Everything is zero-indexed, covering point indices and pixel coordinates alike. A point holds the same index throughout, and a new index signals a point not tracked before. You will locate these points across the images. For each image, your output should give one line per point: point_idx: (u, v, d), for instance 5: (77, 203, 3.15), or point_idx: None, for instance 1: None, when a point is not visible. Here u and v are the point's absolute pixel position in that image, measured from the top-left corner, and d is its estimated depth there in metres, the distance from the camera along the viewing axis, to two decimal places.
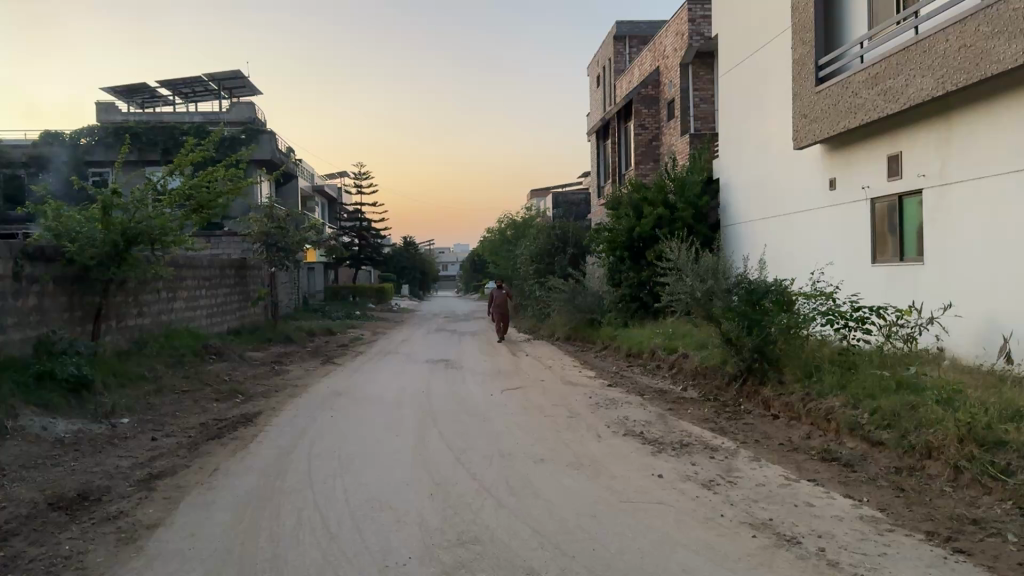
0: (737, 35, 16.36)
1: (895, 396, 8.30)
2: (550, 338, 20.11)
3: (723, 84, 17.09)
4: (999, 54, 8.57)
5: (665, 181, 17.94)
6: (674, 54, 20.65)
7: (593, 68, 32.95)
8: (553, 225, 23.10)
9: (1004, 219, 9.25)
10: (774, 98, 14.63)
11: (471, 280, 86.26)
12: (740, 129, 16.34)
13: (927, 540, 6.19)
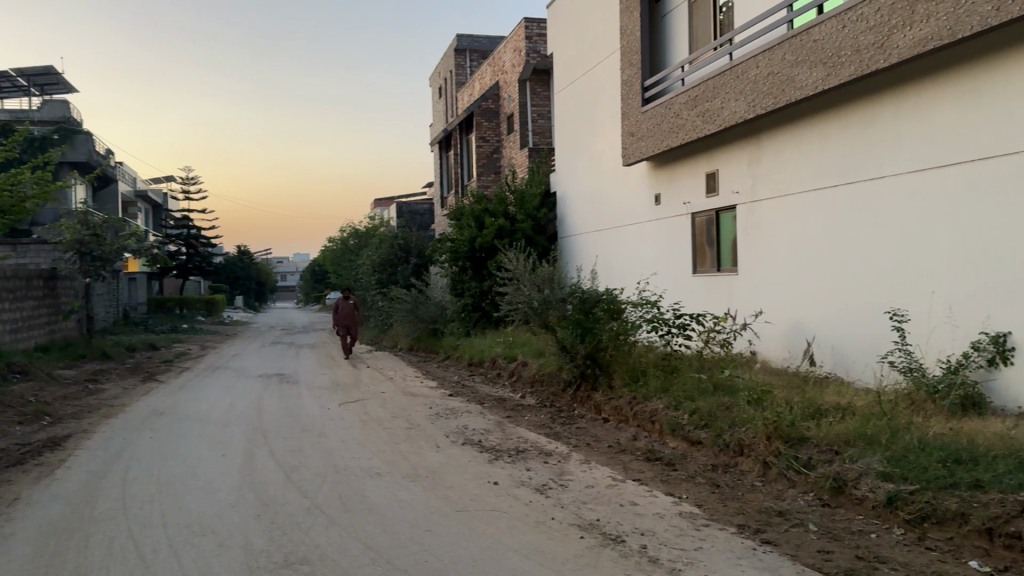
0: (569, 53, 17.02)
1: (711, 398, 8.88)
2: (391, 349, 19.73)
3: (558, 101, 17.71)
4: (802, 81, 9.48)
5: (505, 193, 18.39)
6: (512, 70, 21.20)
7: (434, 80, 33.20)
8: (394, 234, 23.08)
9: (809, 232, 10.31)
10: (605, 114, 15.27)
11: (310, 291, 83.97)
12: (574, 143, 16.99)
13: (739, 532, 6.63)
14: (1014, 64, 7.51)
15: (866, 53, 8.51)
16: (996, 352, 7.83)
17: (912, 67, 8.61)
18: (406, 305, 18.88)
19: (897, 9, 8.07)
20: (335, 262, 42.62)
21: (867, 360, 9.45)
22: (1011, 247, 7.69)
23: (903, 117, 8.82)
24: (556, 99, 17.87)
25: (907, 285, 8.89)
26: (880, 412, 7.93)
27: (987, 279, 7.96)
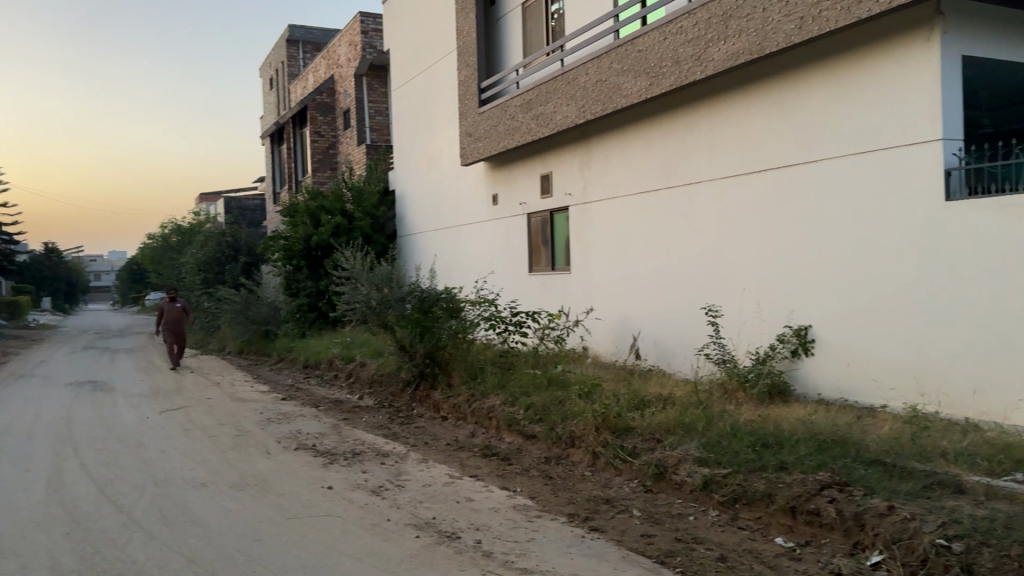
0: (405, 50, 16.93)
1: (545, 393, 9.16)
2: (220, 353, 18.65)
3: (395, 97, 17.57)
4: (628, 89, 9.96)
5: (341, 190, 18.02)
6: (348, 64, 20.86)
7: (265, 70, 31.93)
8: (222, 231, 21.97)
9: (634, 234, 10.89)
10: (443, 113, 15.35)
11: (128, 290, 78.28)
12: (412, 142, 16.93)
13: (569, 522, 6.88)
14: (816, 80, 8.42)
15: (685, 64, 9.08)
16: (798, 344, 8.72)
17: (726, 79, 9.37)
18: (234, 306, 17.74)
19: (713, 23, 8.69)
20: (157, 260, 39.97)
21: (686, 353, 10.12)
22: (810, 245, 8.60)
23: (717, 125, 9.57)
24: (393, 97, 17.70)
25: (722, 284, 9.61)
26: (697, 402, 8.49)
27: (789, 276, 8.83)
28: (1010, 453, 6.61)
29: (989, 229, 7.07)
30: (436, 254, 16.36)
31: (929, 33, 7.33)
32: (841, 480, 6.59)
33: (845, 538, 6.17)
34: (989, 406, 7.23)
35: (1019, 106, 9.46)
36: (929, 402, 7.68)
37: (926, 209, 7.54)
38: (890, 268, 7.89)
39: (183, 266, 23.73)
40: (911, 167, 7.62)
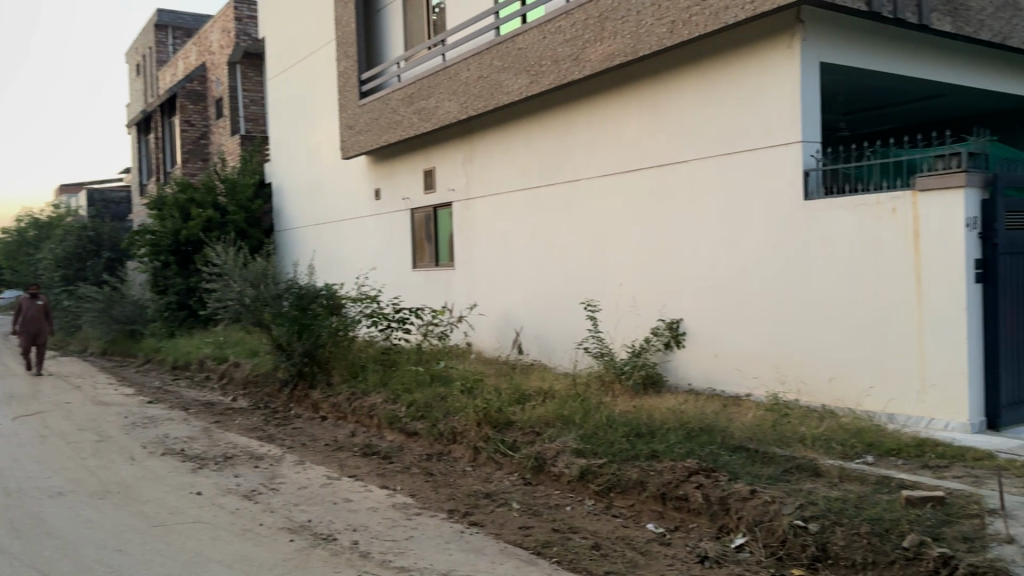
0: (283, 39, 16.47)
1: (428, 389, 9.14)
2: (81, 354, 17.65)
3: (272, 87, 17.05)
4: (509, 86, 10.03)
5: (213, 181, 17.27)
6: (221, 52, 20.10)
7: (131, 56, 30.28)
8: (84, 225, 20.83)
9: (515, 230, 11.02)
10: (322, 105, 15.03)
11: None
12: (291, 134, 16.41)
13: (448, 518, 6.86)
14: (687, 81, 8.73)
15: (564, 64, 9.22)
16: (670, 337, 9.04)
17: (603, 78, 9.58)
18: (96, 305, 16.75)
19: (590, 24, 8.87)
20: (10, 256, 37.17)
21: (566, 347, 10.31)
22: (682, 242, 8.94)
23: (595, 123, 9.78)
24: (271, 86, 17.11)
25: (600, 281, 9.86)
26: (575, 394, 8.64)
27: (663, 272, 9.15)
28: (862, 437, 7.09)
29: (844, 227, 7.57)
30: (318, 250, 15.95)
31: (789, 41, 7.72)
32: (708, 467, 6.86)
33: (712, 521, 6.42)
34: (842, 394, 7.75)
35: (869, 112, 10.09)
36: (790, 390, 8.16)
37: (788, 208, 7.97)
38: (755, 264, 8.31)
39: (40, 262, 22.13)
40: (774, 168, 8.03)
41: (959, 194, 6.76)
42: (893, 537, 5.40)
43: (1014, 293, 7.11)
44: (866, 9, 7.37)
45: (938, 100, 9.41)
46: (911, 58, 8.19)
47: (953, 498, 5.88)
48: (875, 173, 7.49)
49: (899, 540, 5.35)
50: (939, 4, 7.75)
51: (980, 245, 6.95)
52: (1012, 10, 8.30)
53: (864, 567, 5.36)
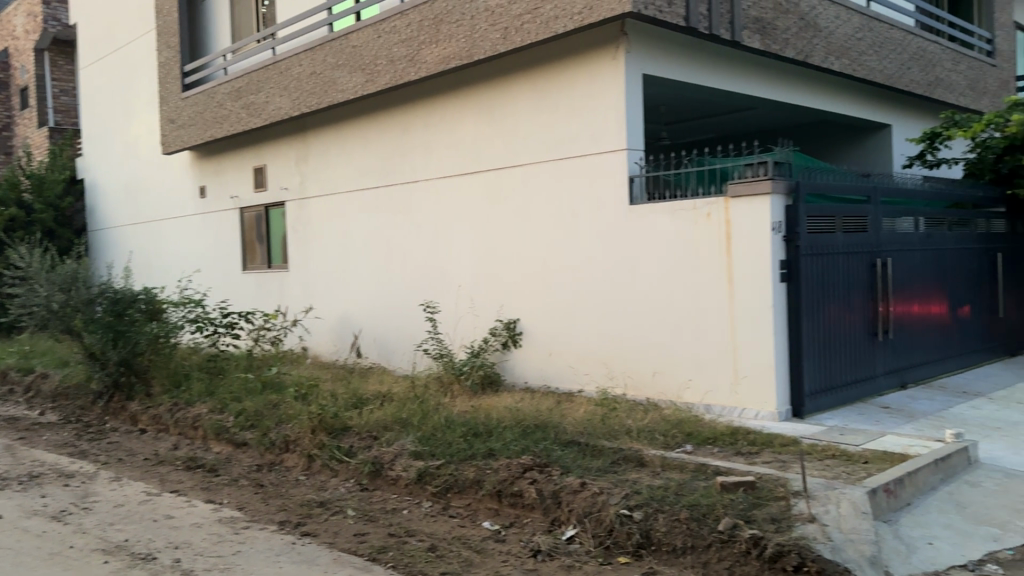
0: (96, 25, 15.34)
1: (257, 398, 8.89)
2: None
3: (84, 77, 15.84)
4: (343, 84, 9.89)
5: (18, 177, 16.00)
6: (26, 37, 18.40)
7: None
8: None
9: (351, 231, 10.89)
10: (141, 97, 14.13)
11: None
12: (108, 127, 15.26)
13: (279, 529, 6.59)
14: (520, 86, 8.94)
15: (399, 64, 9.24)
16: (507, 337, 9.22)
17: (438, 80, 9.65)
18: None
19: (425, 26, 8.95)
20: None
21: (405, 349, 10.31)
22: (518, 243, 9.15)
23: (431, 125, 9.83)
24: (85, 75, 15.84)
25: (439, 283, 9.92)
26: (413, 396, 8.64)
27: (500, 273, 9.34)
28: (683, 427, 7.55)
29: (666, 230, 8.00)
30: (138, 251, 14.95)
31: (614, 51, 8.07)
32: (542, 462, 7.01)
33: (545, 515, 6.55)
34: (664, 387, 8.21)
35: (689, 122, 10.74)
36: (617, 385, 8.54)
37: (614, 212, 8.34)
38: (586, 265, 8.63)
39: None
40: (603, 172, 8.37)
41: (765, 200, 7.30)
42: (710, 520, 5.79)
43: (811, 291, 7.63)
44: (684, 25, 7.82)
45: (749, 113, 10.16)
46: (722, 72, 8.77)
47: (763, 482, 6.39)
48: (692, 180, 7.89)
49: (715, 524, 5.72)
50: (749, 23, 8.31)
51: (784, 247, 7.48)
52: (812, 31, 8.98)
53: (684, 551, 5.69)
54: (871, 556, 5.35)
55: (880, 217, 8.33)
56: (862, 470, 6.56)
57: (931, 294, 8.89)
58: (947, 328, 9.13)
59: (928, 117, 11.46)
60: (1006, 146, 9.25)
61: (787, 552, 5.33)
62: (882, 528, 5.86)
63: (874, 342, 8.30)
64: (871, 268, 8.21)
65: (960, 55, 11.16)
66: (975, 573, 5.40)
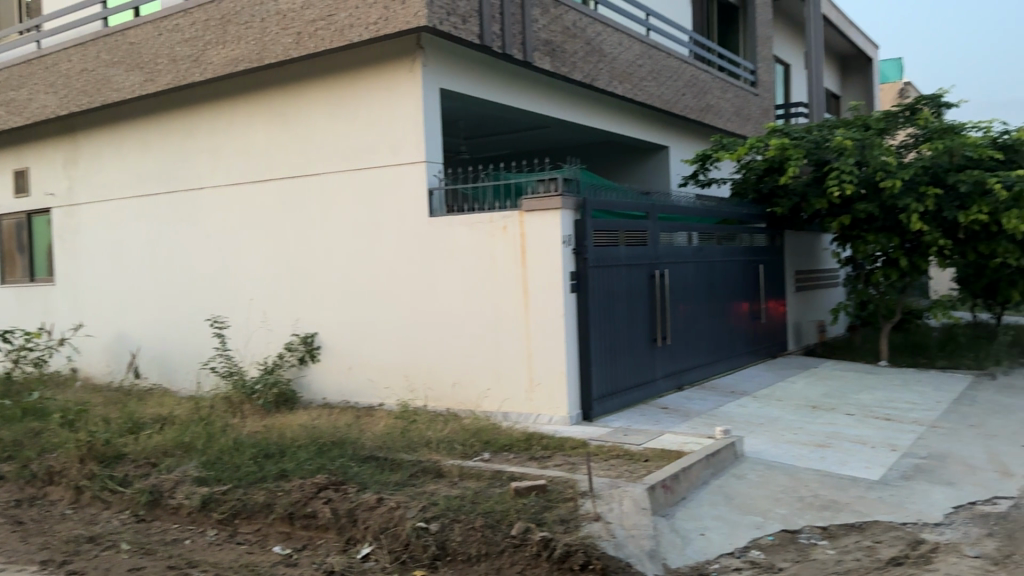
0: None
1: (17, 426, 8.15)
2: None
3: None
4: (119, 83, 9.32)
5: None
6: None
7: None
8: None
9: (127, 241, 10.22)
10: None
11: None
12: None
13: (41, 570, 5.80)
14: (313, 94, 8.79)
15: (182, 64, 8.87)
16: (305, 352, 8.96)
17: (226, 82, 9.29)
18: None
19: (211, 26, 8.65)
20: None
21: (190, 369, 9.78)
22: (315, 255, 8.94)
23: (218, 128, 9.43)
24: None
25: (229, 296, 9.50)
26: (199, 418, 8.16)
27: (294, 285, 9.09)
28: (480, 436, 7.60)
29: (464, 242, 8.12)
30: None
31: (409, 64, 8.13)
32: (338, 481, 6.71)
33: (340, 535, 6.25)
34: (463, 397, 8.29)
35: (486, 137, 11.04)
36: (418, 397, 8.52)
37: (414, 224, 8.35)
38: (385, 277, 8.58)
39: None
40: (400, 183, 8.38)
41: (556, 215, 7.60)
42: (503, 527, 5.75)
43: (598, 302, 8.04)
44: (479, 43, 8.00)
45: (543, 131, 10.60)
46: (514, 88, 9.07)
47: (553, 485, 6.54)
48: (488, 194, 8.11)
49: (508, 529, 5.70)
50: (539, 45, 8.67)
51: (574, 259, 7.81)
52: (598, 56, 9.54)
53: (478, 559, 5.61)
54: (649, 549, 5.67)
55: (657, 231, 8.97)
56: (643, 468, 6.97)
57: (703, 303, 9.71)
58: (717, 334, 10.02)
59: (699, 140, 12.55)
60: (766, 168, 10.29)
61: (574, 552, 5.40)
62: (660, 523, 6.26)
63: (654, 349, 8.91)
64: (650, 279, 8.82)
65: (726, 85, 12.31)
66: (741, 560, 5.90)
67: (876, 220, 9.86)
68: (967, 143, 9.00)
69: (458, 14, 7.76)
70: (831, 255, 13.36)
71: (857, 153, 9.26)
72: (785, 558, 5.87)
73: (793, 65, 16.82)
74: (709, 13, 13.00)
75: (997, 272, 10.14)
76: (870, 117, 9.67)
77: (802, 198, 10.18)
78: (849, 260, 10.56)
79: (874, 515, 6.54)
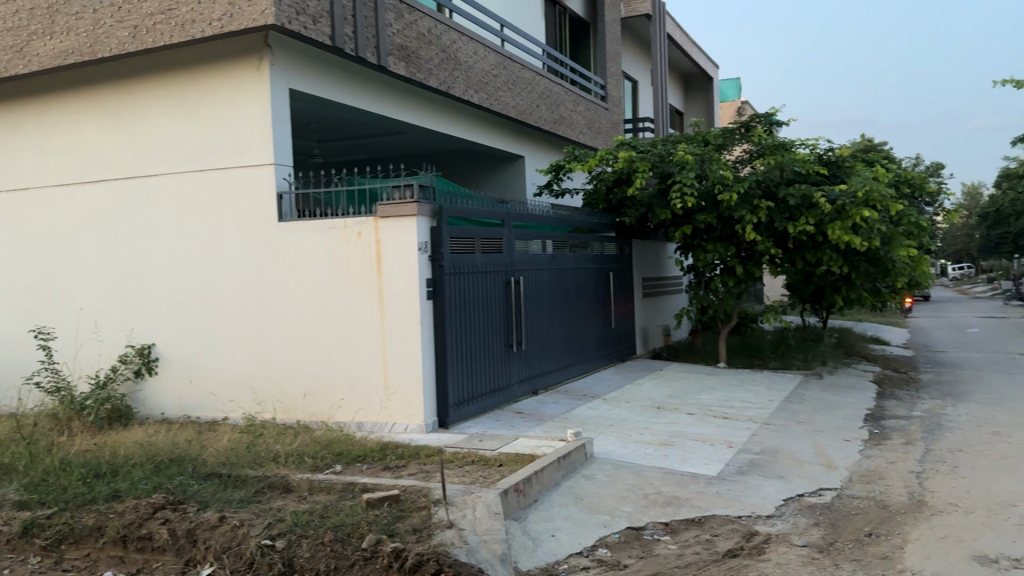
0: None
1: None
2: None
3: None
4: None
5: None
6: None
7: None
8: None
9: None
10: None
11: None
12: None
13: None
14: (150, 92, 8.50)
15: (5, 54, 8.61)
16: (141, 364, 8.63)
17: (56, 76, 8.93)
18: None
19: (37, 16, 8.41)
20: None
21: (12, 385, 9.32)
22: (154, 262, 8.60)
23: (46, 125, 9.08)
24: None
25: (57, 306, 9.07)
26: (20, 437, 7.53)
27: (130, 294, 8.74)
28: (332, 448, 7.34)
29: (315, 247, 7.91)
30: None
31: (253, 62, 7.93)
32: (177, 500, 6.12)
33: (178, 557, 5.57)
34: (315, 408, 8.03)
35: (337, 142, 10.94)
36: (265, 410, 8.22)
37: (260, 229, 8.09)
38: (230, 285, 8.29)
39: None
40: (245, 187, 8.12)
41: (412, 222, 7.52)
42: (353, 540, 5.40)
43: (455, 310, 8.02)
44: (330, 44, 7.85)
45: (400, 137, 10.56)
46: (367, 92, 8.97)
47: (406, 494, 6.35)
48: (342, 199, 7.88)
49: (359, 542, 5.33)
50: (394, 50, 8.62)
51: (430, 266, 7.76)
52: (453, 64, 9.63)
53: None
54: (501, 553, 5.64)
55: (513, 239, 9.12)
56: (497, 473, 7.00)
57: (556, 309, 9.96)
58: (571, 339, 10.32)
59: (553, 151, 12.92)
60: (615, 179, 10.70)
61: (426, 561, 5.18)
62: (512, 526, 6.31)
63: (510, 354, 9.02)
64: (506, 286, 8.93)
65: (578, 98, 12.74)
66: (589, 559, 6.01)
67: (715, 231, 10.48)
68: (795, 159, 9.72)
69: (308, 14, 7.58)
70: (675, 263, 14.10)
71: (697, 166, 9.78)
72: (631, 555, 6.07)
73: (640, 82, 17.66)
74: (563, 27, 13.42)
75: (822, 280, 11.01)
76: (709, 133, 10.27)
77: (648, 209, 10.69)
78: (691, 268, 11.17)
79: (712, 510, 6.92)
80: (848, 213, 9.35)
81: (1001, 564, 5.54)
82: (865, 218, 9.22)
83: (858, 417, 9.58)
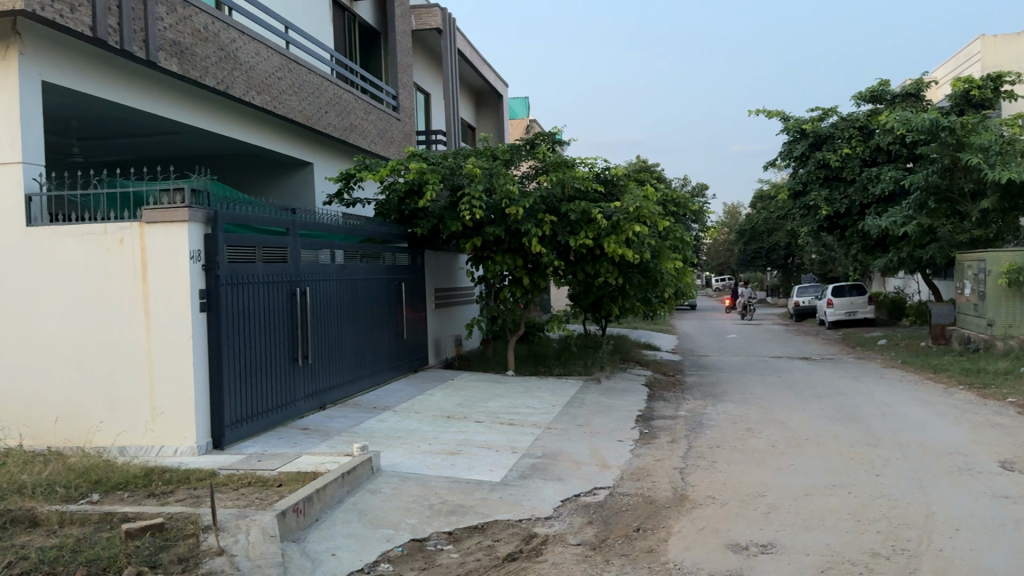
0: None
1: None
2: None
3: None
4: None
5: None
6: None
7: None
8: None
9: None
10: None
11: None
12: None
13: None
14: None
15: None
16: None
17: None
18: None
19: None
20: None
21: None
22: None
23: None
24: None
25: None
26: None
27: None
28: (89, 475, 6.61)
29: (72, 256, 7.23)
30: None
31: None
32: None
33: None
34: (70, 434, 7.32)
35: (106, 139, 10.04)
36: (10, 436, 7.43)
37: (7, 236, 7.31)
38: None
39: None
40: None
41: (182, 228, 7.02)
42: None
43: (232, 323, 7.54)
44: (91, 35, 7.22)
45: (178, 137, 9.96)
46: (134, 89, 8.36)
47: (172, 522, 5.82)
48: (101, 203, 7.31)
49: None
50: (165, 45, 8.11)
51: (204, 276, 7.28)
52: (233, 63, 9.25)
53: None
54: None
55: (299, 249, 8.81)
56: (275, 494, 6.60)
57: (346, 320, 9.79)
58: (361, 351, 10.19)
59: (344, 159, 12.79)
60: (407, 190, 10.74)
61: None
62: (289, 548, 5.97)
63: (294, 368, 8.69)
64: (290, 298, 8.59)
65: (370, 107, 12.74)
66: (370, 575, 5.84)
67: (503, 242, 10.81)
68: (576, 177, 10.27)
69: (65, 1, 6.93)
70: (467, 274, 14.40)
71: (485, 180, 9.98)
72: (412, 567, 6.00)
73: (434, 95, 17.92)
74: (354, 35, 13.31)
75: (600, 290, 11.68)
76: (497, 149, 10.63)
77: (439, 221, 10.91)
78: (483, 278, 11.43)
79: (494, 515, 7.06)
80: (621, 228, 9.99)
81: (750, 550, 6.08)
82: (637, 233, 9.92)
83: (630, 418, 10.26)
